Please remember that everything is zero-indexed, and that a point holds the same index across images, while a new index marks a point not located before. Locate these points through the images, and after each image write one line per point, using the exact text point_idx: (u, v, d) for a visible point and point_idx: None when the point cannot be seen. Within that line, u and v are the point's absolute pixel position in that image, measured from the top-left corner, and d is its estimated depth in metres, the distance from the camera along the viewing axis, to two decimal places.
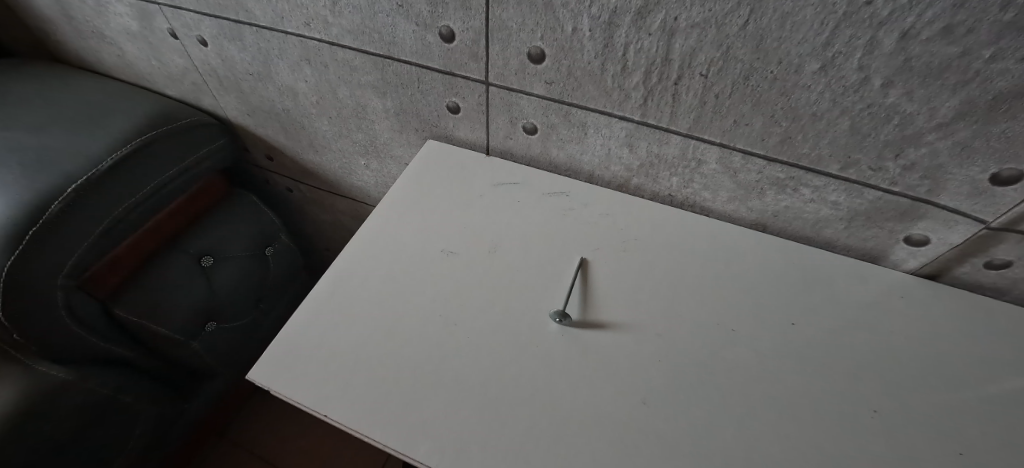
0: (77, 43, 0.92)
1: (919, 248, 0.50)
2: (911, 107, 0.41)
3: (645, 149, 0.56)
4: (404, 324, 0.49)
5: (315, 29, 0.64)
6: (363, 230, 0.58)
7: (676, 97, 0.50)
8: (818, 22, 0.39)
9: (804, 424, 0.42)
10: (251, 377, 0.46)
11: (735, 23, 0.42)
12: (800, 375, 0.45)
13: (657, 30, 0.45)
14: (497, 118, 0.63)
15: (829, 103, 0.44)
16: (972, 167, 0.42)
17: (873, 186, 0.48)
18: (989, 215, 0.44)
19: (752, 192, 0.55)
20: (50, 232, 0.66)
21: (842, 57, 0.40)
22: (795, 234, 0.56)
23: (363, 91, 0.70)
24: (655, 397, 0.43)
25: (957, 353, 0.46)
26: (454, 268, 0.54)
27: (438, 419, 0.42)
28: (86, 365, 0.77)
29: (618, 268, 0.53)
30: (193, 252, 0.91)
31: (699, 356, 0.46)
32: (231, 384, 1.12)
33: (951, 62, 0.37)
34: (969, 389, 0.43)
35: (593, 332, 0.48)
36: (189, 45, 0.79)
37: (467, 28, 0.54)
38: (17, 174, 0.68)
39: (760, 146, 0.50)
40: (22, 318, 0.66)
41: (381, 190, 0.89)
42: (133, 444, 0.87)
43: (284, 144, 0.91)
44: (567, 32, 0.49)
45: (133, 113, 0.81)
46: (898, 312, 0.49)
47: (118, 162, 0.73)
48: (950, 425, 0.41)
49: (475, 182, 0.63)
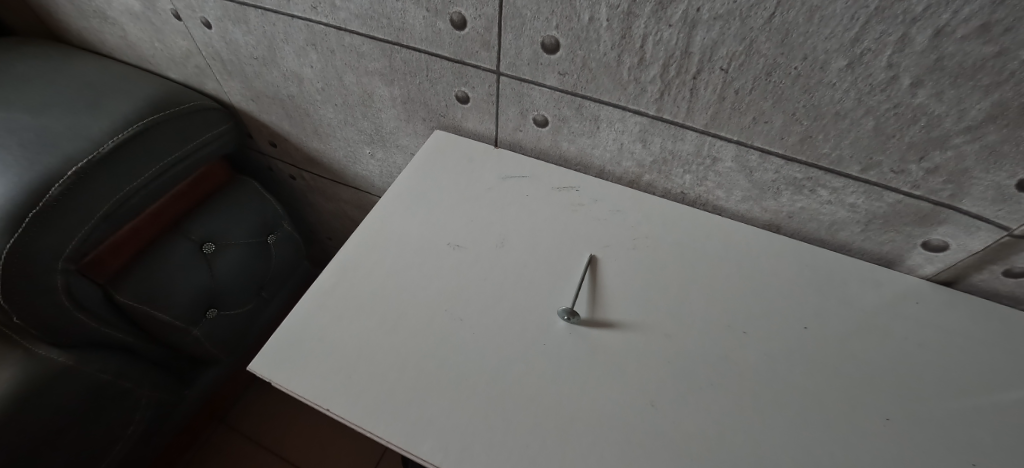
0: (78, 22, 0.90)
1: (937, 254, 0.49)
2: (940, 108, 0.39)
3: (659, 145, 0.55)
4: (409, 317, 0.48)
5: (321, 13, 0.62)
6: (369, 221, 0.56)
7: (693, 92, 0.48)
8: (849, 16, 0.38)
9: (816, 429, 0.41)
10: (253, 368, 0.45)
11: (760, 16, 0.40)
12: (813, 380, 0.44)
13: (678, 21, 0.43)
14: (508, 109, 0.61)
15: (854, 102, 0.42)
16: (999, 172, 0.41)
17: (894, 189, 0.46)
18: (1013, 222, 0.43)
19: (768, 191, 0.53)
20: (49, 217, 0.65)
21: (871, 54, 0.39)
22: (809, 236, 0.55)
23: (370, 78, 0.68)
24: (664, 399, 0.42)
25: (972, 361, 0.45)
26: (461, 262, 0.53)
27: (443, 416, 0.42)
28: (85, 350, 0.76)
29: (627, 266, 0.52)
30: (194, 237, 0.90)
31: (709, 359, 0.45)
32: (229, 371, 1.12)
33: (985, 62, 0.36)
34: (984, 398, 0.42)
35: (600, 332, 0.47)
36: (193, 27, 0.77)
37: (479, 16, 0.52)
38: (16, 155, 0.66)
39: (779, 144, 0.48)
40: (22, 302, 0.65)
41: (386, 180, 0.88)
42: (133, 427, 0.88)
43: (288, 130, 0.89)
44: (583, 22, 0.48)
45: (137, 94, 0.79)
46: (912, 319, 0.48)
47: (120, 144, 0.72)
48: (965, 435, 0.40)
49: (481, 175, 0.62)
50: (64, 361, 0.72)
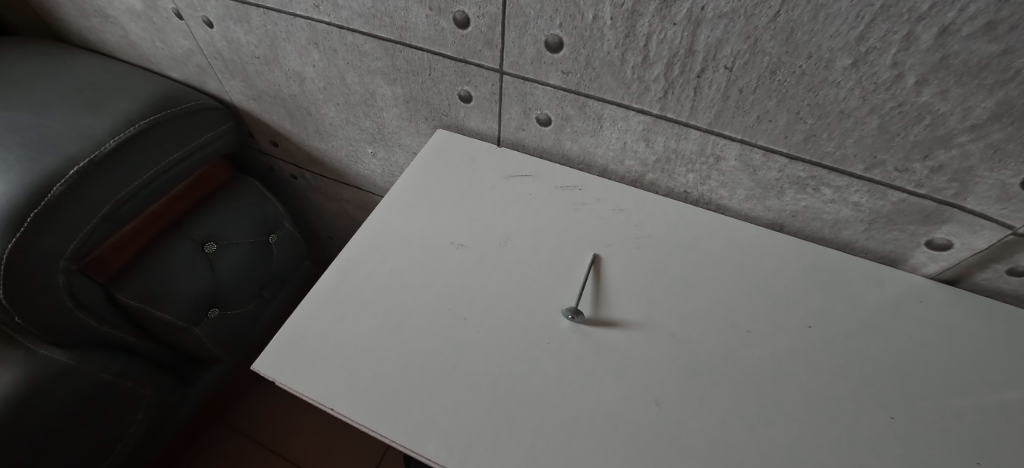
0: (79, 21, 0.90)
1: (941, 253, 0.49)
2: (944, 107, 0.39)
3: (662, 144, 0.55)
4: (412, 317, 0.48)
5: (324, 12, 0.62)
6: (371, 220, 0.56)
7: (697, 91, 0.48)
8: (854, 15, 0.38)
9: (820, 429, 0.41)
10: (257, 367, 0.45)
11: (765, 14, 0.40)
12: (816, 380, 0.44)
13: (682, 19, 0.43)
14: (511, 108, 0.61)
15: (858, 101, 0.42)
16: (1004, 171, 0.41)
17: (897, 188, 0.46)
18: (1017, 220, 0.43)
19: (771, 190, 0.53)
20: (50, 217, 0.65)
21: (876, 52, 0.39)
22: (813, 235, 0.55)
23: (372, 77, 0.68)
24: (668, 398, 0.42)
25: (976, 361, 0.44)
26: (464, 261, 0.53)
27: (447, 416, 0.42)
28: (86, 349, 0.76)
29: (630, 265, 0.52)
30: (196, 236, 0.89)
31: (714, 358, 0.45)
32: (231, 371, 1.12)
33: (991, 60, 0.36)
34: (989, 397, 0.42)
35: (604, 331, 0.47)
36: (194, 25, 0.77)
37: (482, 15, 0.52)
38: (18, 154, 0.66)
39: (783, 143, 0.48)
40: (24, 302, 0.65)
41: (387, 180, 0.88)
42: (134, 428, 0.88)
43: (289, 129, 0.89)
44: (587, 20, 0.48)
45: (139, 93, 0.79)
46: (916, 318, 0.48)
47: (122, 144, 0.72)
48: (968, 434, 0.40)
49: (484, 173, 0.62)
50: (65, 362, 0.72)
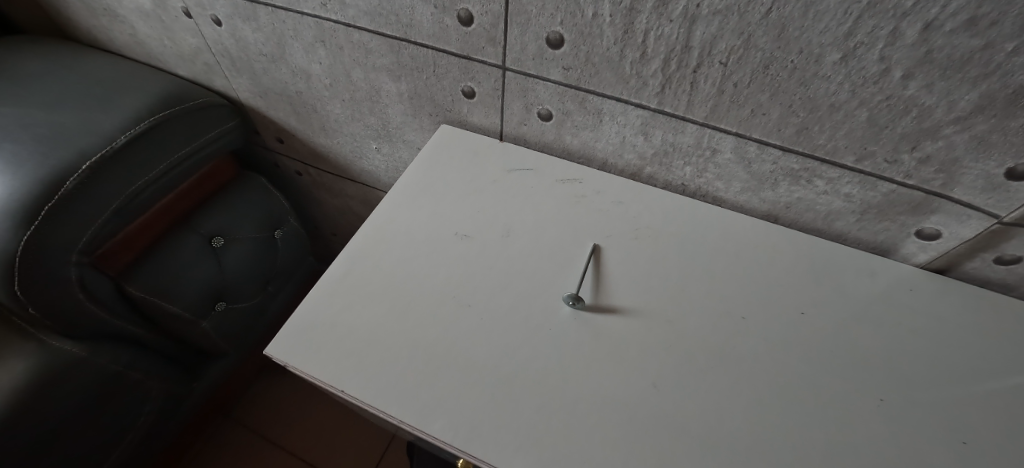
0: (88, 20, 0.92)
1: (930, 242, 0.50)
2: (930, 100, 0.41)
3: (660, 138, 0.56)
4: (418, 305, 0.50)
5: (330, 10, 0.64)
6: (378, 212, 0.58)
7: (693, 85, 0.50)
8: (842, 12, 0.39)
9: (811, 409, 0.42)
10: (269, 351, 0.47)
11: (757, 11, 0.42)
12: (808, 364, 0.45)
13: (678, 17, 0.45)
14: (513, 103, 0.63)
15: (848, 94, 0.44)
16: (989, 161, 0.43)
17: (887, 179, 0.48)
18: (1002, 210, 0.45)
19: (766, 182, 0.55)
20: (63, 211, 0.66)
21: (864, 47, 0.40)
22: (806, 226, 0.57)
23: (377, 74, 0.70)
24: (665, 381, 0.44)
25: (964, 346, 0.46)
26: (468, 251, 0.54)
27: (453, 398, 0.43)
28: (97, 341, 0.78)
29: (630, 255, 0.54)
30: (203, 231, 0.91)
31: (709, 343, 0.47)
32: (236, 365, 1.13)
33: (973, 54, 0.37)
34: (975, 381, 0.44)
35: (604, 317, 0.48)
36: (203, 24, 0.78)
37: (485, 12, 0.54)
38: (30, 149, 0.68)
39: (776, 136, 0.50)
40: (38, 294, 0.67)
41: (391, 175, 0.90)
42: (143, 419, 0.90)
43: (295, 126, 0.91)
44: (587, 17, 0.49)
45: (147, 90, 0.81)
46: (906, 306, 0.49)
47: (132, 140, 0.73)
48: (954, 415, 0.42)
49: (487, 167, 0.63)
50: (76, 353, 0.73)
